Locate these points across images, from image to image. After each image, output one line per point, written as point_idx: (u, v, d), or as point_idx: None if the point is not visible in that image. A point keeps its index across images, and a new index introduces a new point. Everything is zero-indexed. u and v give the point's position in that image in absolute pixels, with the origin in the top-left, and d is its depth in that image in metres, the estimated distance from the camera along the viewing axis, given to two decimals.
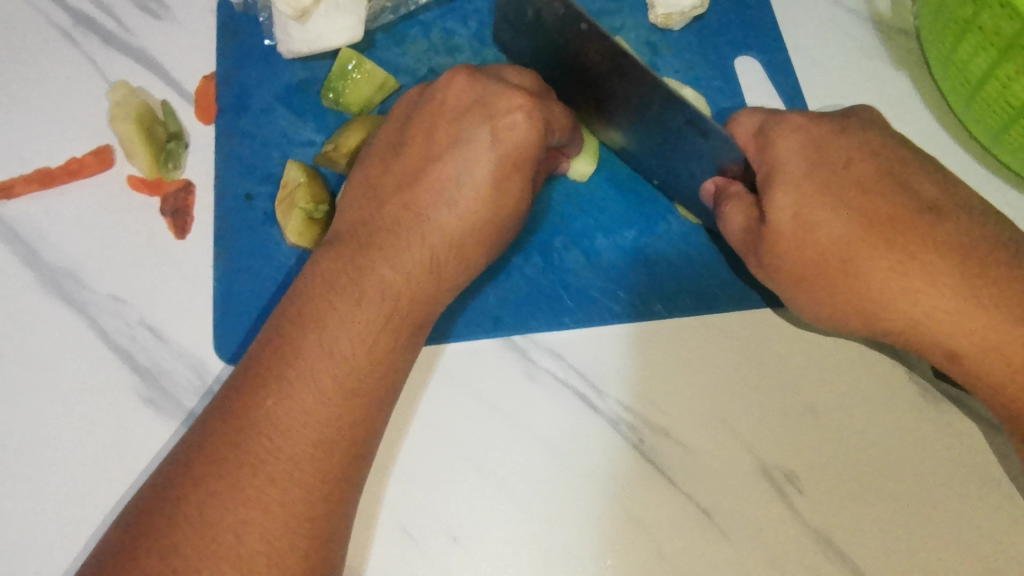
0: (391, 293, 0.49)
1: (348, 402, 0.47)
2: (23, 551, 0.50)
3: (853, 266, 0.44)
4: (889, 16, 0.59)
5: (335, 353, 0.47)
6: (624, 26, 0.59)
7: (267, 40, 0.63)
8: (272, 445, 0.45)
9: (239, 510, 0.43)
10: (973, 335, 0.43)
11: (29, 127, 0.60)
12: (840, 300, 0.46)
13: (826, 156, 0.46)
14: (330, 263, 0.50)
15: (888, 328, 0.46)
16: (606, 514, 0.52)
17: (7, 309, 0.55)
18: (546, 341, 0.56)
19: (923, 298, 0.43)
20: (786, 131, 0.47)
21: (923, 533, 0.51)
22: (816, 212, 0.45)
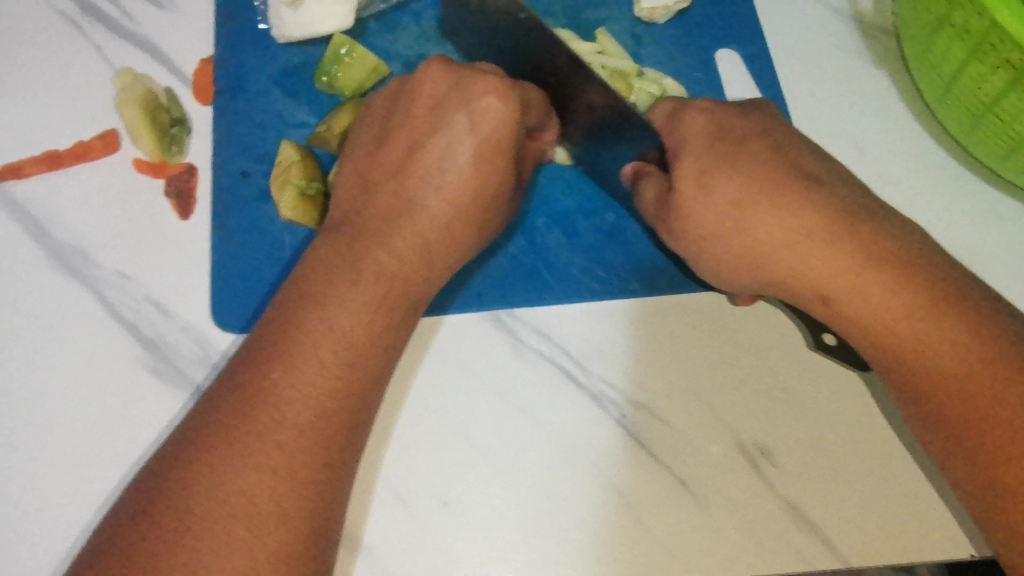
0: (385, 276, 0.49)
1: (345, 374, 0.46)
2: (31, 511, 0.53)
3: (744, 224, 0.49)
4: (869, 16, 0.69)
5: (334, 328, 0.46)
6: (610, 18, 0.68)
7: (262, 25, 0.66)
8: (281, 416, 0.43)
9: (250, 477, 0.42)
10: (877, 296, 0.46)
11: (37, 111, 0.63)
12: (742, 255, 0.50)
13: (725, 134, 0.51)
14: (331, 249, 0.50)
15: (775, 280, 0.50)
16: (591, 484, 0.53)
17: (18, 284, 0.58)
18: (528, 314, 0.57)
19: (805, 254, 0.48)
20: (694, 112, 0.52)
21: (885, 504, 0.53)
22: (714, 177, 0.50)
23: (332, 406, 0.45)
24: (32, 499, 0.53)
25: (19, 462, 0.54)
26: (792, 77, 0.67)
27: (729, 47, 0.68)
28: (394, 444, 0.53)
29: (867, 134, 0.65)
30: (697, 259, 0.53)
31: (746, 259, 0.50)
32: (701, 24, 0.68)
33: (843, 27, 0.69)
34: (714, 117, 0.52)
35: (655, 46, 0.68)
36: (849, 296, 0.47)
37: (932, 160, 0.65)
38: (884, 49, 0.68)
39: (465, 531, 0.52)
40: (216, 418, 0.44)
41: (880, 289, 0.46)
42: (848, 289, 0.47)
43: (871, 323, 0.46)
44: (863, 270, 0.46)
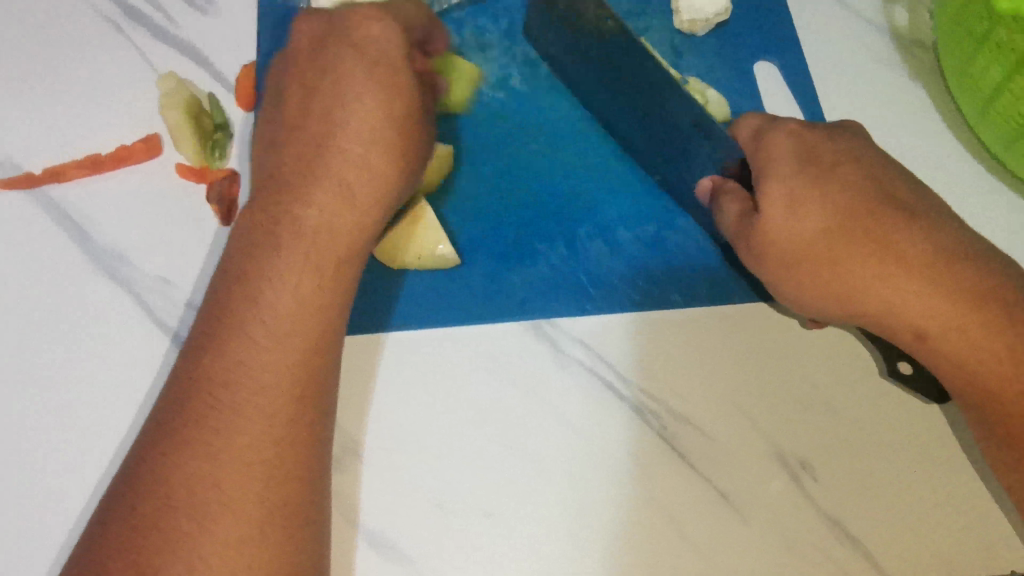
0: (304, 244, 0.48)
1: (288, 349, 0.45)
2: (72, 513, 0.53)
3: (835, 251, 0.48)
4: (907, 30, 0.69)
5: (259, 304, 0.45)
6: (649, 28, 0.68)
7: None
8: (223, 399, 0.43)
9: (209, 471, 0.41)
10: (973, 325, 0.46)
11: (80, 114, 0.63)
12: (823, 285, 0.49)
13: (813, 158, 0.51)
14: (242, 230, 0.49)
15: (863, 309, 0.49)
16: (631, 496, 0.53)
17: (59, 287, 0.59)
18: (568, 325, 0.57)
19: (896, 285, 0.47)
20: (781, 134, 0.53)
21: (926, 520, 0.53)
22: (806, 203, 0.49)
23: (275, 386, 0.44)
24: (74, 501, 0.53)
25: (60, 465, 0.54)
26: (829, 90, 0.67)
27: (767, 59, 0.68)
28: (417, 445, 0.54)
29: (904, 147, 0.66)
30: (773, 280, 0.52)
31: (830, 288, 0.49)
32: (739, 35, 0.69)
33: (880, 40, 0.69)
34: (797, 142, 0.52)
35: (693, 56, 0.68)
36: (932, 321, 0.47)
37: (969, 174, 0.65)
38: (921, 62, 0.68)
39: (506, 540, 0.52)
40: (181, 411, 0.42)
41: (972, 323, 0.46)
42: (941, 322, 0.46)
43: (949, 347, 0.47)
44: (954, 301, 0.46)
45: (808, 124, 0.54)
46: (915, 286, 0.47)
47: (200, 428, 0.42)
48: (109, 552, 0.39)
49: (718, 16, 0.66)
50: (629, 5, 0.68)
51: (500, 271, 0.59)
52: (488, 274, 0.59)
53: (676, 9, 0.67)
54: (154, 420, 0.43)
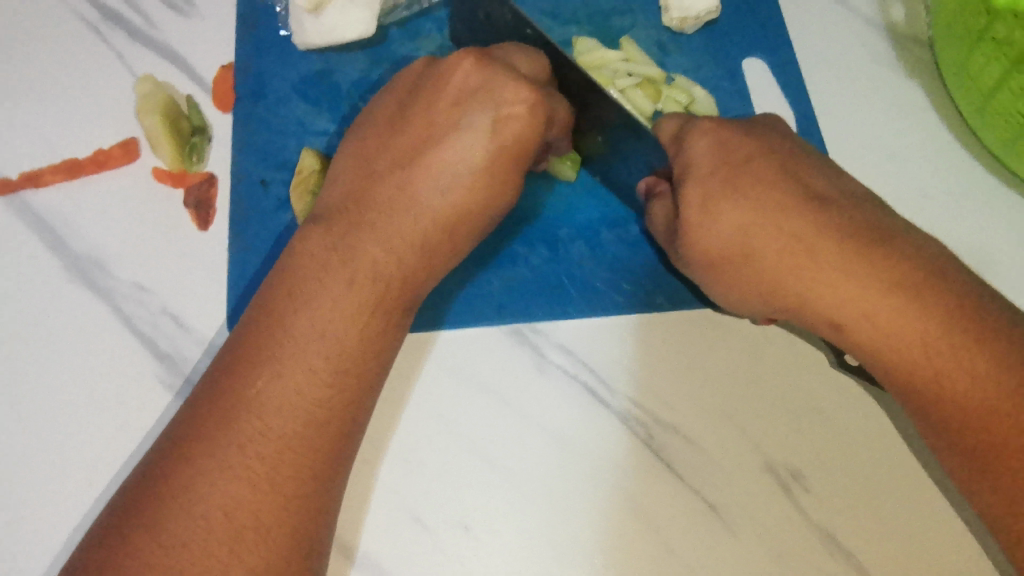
0: (382, 277, 0.47)
1: (340, 383, 0.45)
2: (44, 525, 0.52)
3: (748, 249, 0.48)
4: (903, 25, 0.68)
5: (327, 334, 0.45)
6: (636, 26, 0.67)
7: (282, 32, 0.65)
8: (263, 409, 0.43)
9: (227, 487, 0.41)
10: (894, 326, 0.45)
11: (56, 118, 0.62)
12: (747, 284, 0.49)
13: (727, 153, 0.50)
14: (321, 241, 0.48)
15: (792, 306, 0.48)
16: (615, 508, 0.51)
17: (33, 293, 0.57)
18: (548, 329, 0.56)
19: (817, 282, 0.46)
20: (698, 133, 0.50)
21: (920, 535, 0.51)
22: (719, 204, 0.48)
23: (323, 417, 0.44)
24: (46, 515, 0.52)
25: (32, 477, 0.53)
26: (822, 87, 0.66)
27: (757, 55, 0.67)
28: (392, 451, 0.52)
29: (900, 146, 0.64)
30: (710, 285, 0.51)
31: (761, 287, 0.49)
32: (729, 33, 0.67)
33: (875, 37, 0.67)
34: (721, 134, 0.50)
35: (680, 54, 0.66)
36: (846, 312, 0.46)
37: (968, 175, 0.63)
38: (917, 59, 0.67)
39: (486, 554, 0.50)
40: (192, 424, 0.43)
41: (885, 306, 0.45)
42: (860, 317, 0.46)
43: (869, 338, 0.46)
44: (877, 295, 0.45)
45: (723, 120, 0.52)
46: (830, 278, 0.46)
47: (212, 442, 0.42)
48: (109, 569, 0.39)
49: (709, 15, 0.65)
50: (615, 2, 0.67)
51: (480, 273, 0.58)
52: (467, 278, 0.57)
53: (666, 6, 0.65)
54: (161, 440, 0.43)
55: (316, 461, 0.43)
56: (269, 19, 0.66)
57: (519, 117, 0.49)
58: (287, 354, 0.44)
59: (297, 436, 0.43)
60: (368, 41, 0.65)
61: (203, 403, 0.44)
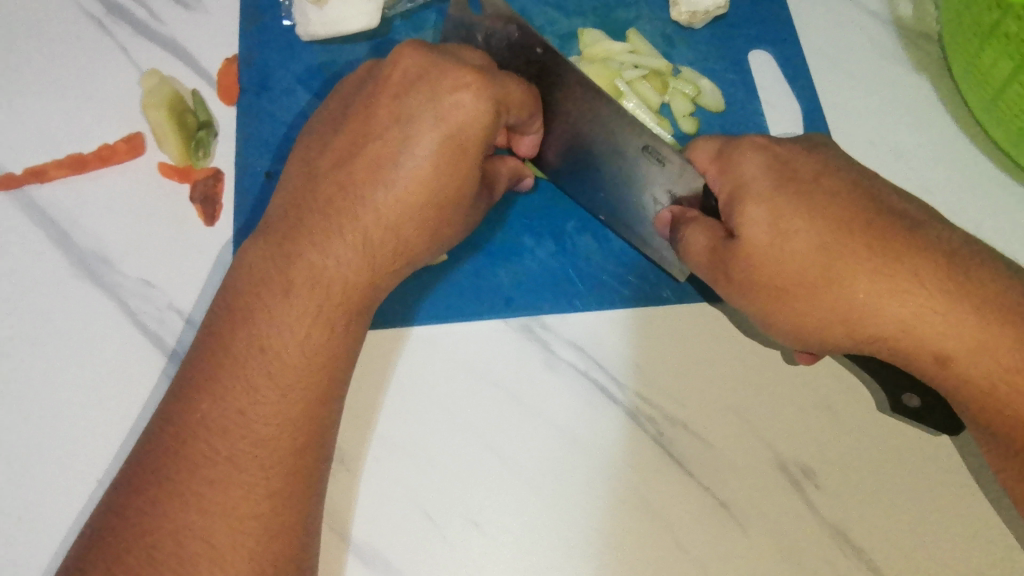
0: (320, 283, 0.47)
1: (287, 400, 0.45)
2: (50, 522, 0.51)
3: (834, 274, 0.45)
4: (911, 20, 0.67)
5: (267, 348, 0.45)
6: (642, 19, 0.66)
7: (285, 21, 0.65)
8: (215, 433, 0.43)
9: (189, 511, 0.41)
10: (1001, 356, 0.42)
11: (60, 113, 0.62)
12: (824, 313, 0.45)
13: (791, 172, 0.47)
14: (263, 253, 0.48)
15: (875, 335, 0.45)
16: (624, 505, 0.51)
17: (38, 289, 0.57)
18: (554, 322, 0.56)
19: (912, 303, 0.43)
20: (749, 151, 0.49)
21: (932, 531, 0.51)
22: (794, 222, 0.45)
23: (273, 435, 0.44)
24: (53, 512, 0.52)
25: (38, 474, 0.52)
26: (829, 82, 0.65)
27: (763, 49, 0.66)
28: (401, 448, 0.52)
29: (908, 141, 0.64)
30: (773, 313, 0.48)
31: (834, 315, 0.45)
32: (736, 28, 0.67)
33: (884, 33, 0.67)
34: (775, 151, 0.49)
35: (686, 47, 0.66)
36: (957, 344, 0.43)
37: (975, 172, 0.63)
38: (925, 55, 0.66)
39: (498, 551, 0.50)
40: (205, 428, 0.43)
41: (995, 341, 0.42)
42: (967, 347, 0.43)
43: (975, 378, 0.43)
44: (977, 319, 0.43)
45: (775, 138, 0.50)
46: (921, 300, 0.43)
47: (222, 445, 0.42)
48: None
49: (719, 10, 0.64)
50: None
51: (486, 266, 0.57)
52: (472, 271, 0.57)
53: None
54: (170, 437, 0.43)
55: (271, 478, 0.43)
56: (272, 10, 0.65)
57: (462, 106, 0.47)
58: (240, 373, 0.44)
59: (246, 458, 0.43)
60: (372, 33, 0.65)
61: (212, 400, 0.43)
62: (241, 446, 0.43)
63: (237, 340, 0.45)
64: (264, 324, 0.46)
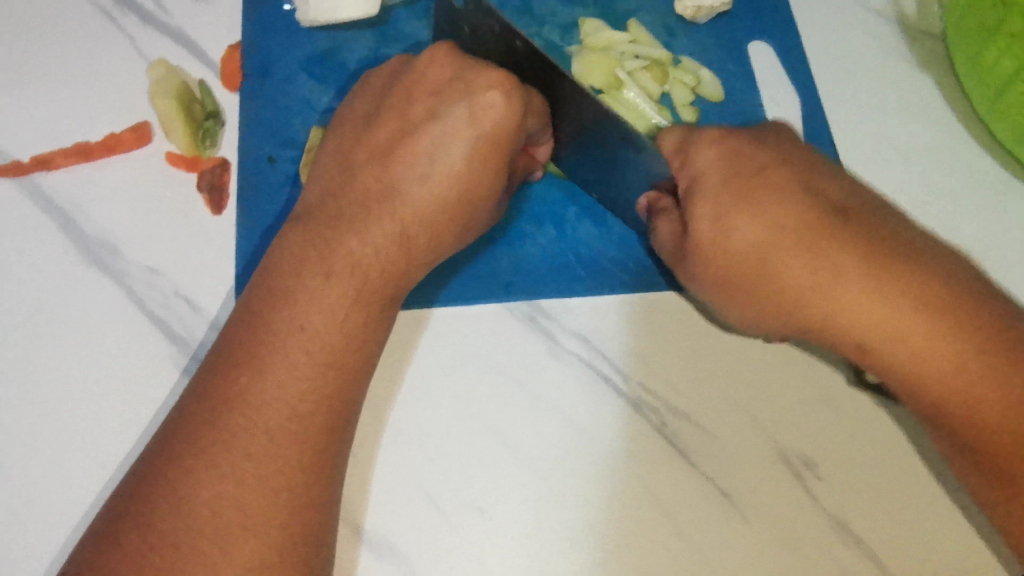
0: (360, 268, 0.48)
1: (323, 375, 0.45)
2: (56, 506, 0.52)
3: (767, 267, 0.47)
4: (914, 19, 0.68)
5: (305, 327, 0.45)
6: (643, 10, 0.67)
7: (286, 7, 0.66)
8: (252, 405, 0.43)
9: (214, 486, 0.41)
10: (941, 355, 0.43)
11: (69, 102, 0.62)
12: (765, 302, 0.48)
13: (741, 164, 0.49)
14: (299, 237, 0.49)
15: (812, 325, 0.47)
16: (627, 493, 0.51)
17: (46, 276, 0.57)
18: (553, 306, 0.56)
19: (840, 299, 0.45)
20: (703, 147, 0.51)
21: (934, 524, 0.52)
22: (733, 217, 0.47)
23: (308, 411, 0.44)
24: (59, 495, 0.52)
25: (45, 458, 0.53)
26: (832, 78, 0.66)
27: (764, 43, 0.67)
28: (405, 436, 0.52)
29: (910, 139, 0.64)
30: (726, 297, 0.50)
31: (776, 305, 0.48)
32: (738, 21, 0.67)
33: (886, 30, 0.68)
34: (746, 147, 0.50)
35: (688, 41, 0.66)
36: (875, 333, 0.45)
37: (978, 168, 0.63)
38: (928, 54, 0.67)
39: (501, 538, 0.50)
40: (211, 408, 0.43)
41: (906, 329, 0.44)
42: (883, 334, 0.44)
43: (891, 357, 0.45)
44: (891, 307, 0.44)
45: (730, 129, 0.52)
46: (845, 295, 0.45)
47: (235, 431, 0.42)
48: (128, 549, 0.39)
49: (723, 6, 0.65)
50: None
51: (486, 251, 0.58)
52: (474, 256, 0.57)
53: None
54: (179, 421, 0.43)
55: (305, 451, 0.43)
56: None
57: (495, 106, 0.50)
58: (274, 349, 0.44)
59: (281, 430, 0.43)
60: (375, 21, 0.65)
61: (222, 382, 0.43)
62: (262, 419, 0.43)
63: (244, 326, 0.46)
64: (274, 310, 0.46)
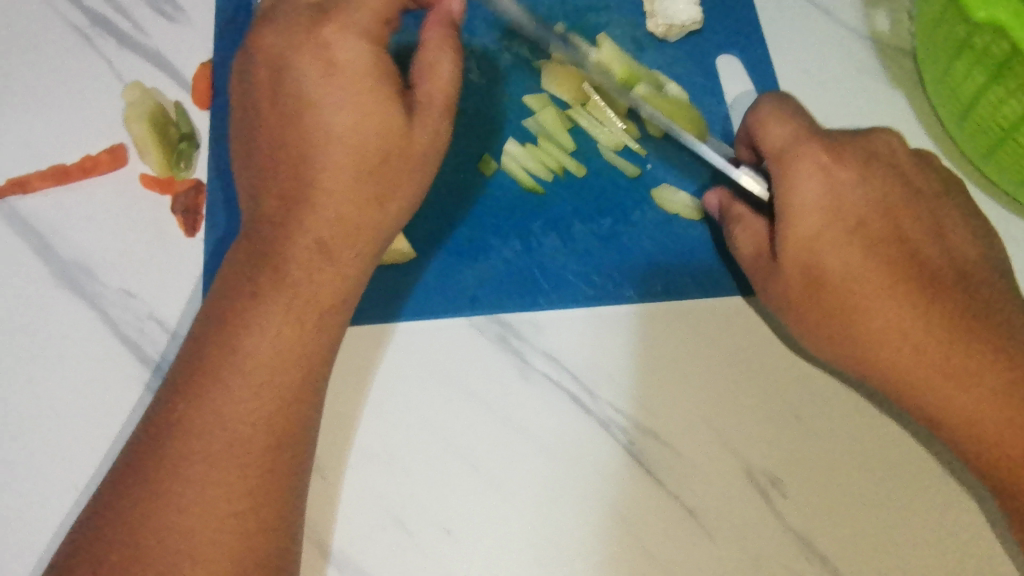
0: (286, 288, 0.47)
1: (260, 397, 0.45)
2: (30, 530, 0.52)
3: (853, 307, 0.48)
4: (887, 35, 0.68)
5: (238, 351, 0.46)
6: (611, 24, 0.67)
7: (256, 21, 0.66)
8: (198, 439, 0.44)
9: (171, 516, 0.42)
10: (985, 395, 0.47)
11: (45, 125, 0.63)
12: (826, 335, 0.50)
13: (844, 202, 0.49)
14: (237, 262, 0.48)
15: (863, 356, 0.49)
16: (597, 514, 0.52)
17: (22, 299, 0.58)
18: (518, 321, 0.57)
19: (899, 337, 0.48)
20: (808, 174, 0.49)
21: (901, 543, 0.52)
22: (826, 253, 0.49)
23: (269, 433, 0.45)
24: (32, 519, 0.52)
25: (18, 482, 0.53)
26: (801, 93, 0.66)
27: (733, 56, 0.67)
28: (373, 456, 0.52)
29: None
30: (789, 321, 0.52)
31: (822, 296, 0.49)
32: (709, 36, 0.68)
33: (858, 45, 0.68)
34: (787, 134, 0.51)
35: (657, 54, 0.67)
36: (927, 372, 0.48)
37: None
38: (900, 70, 0.67)
39: (471, 558, 0.51)
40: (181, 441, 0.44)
41: (949, 369, 0.47)
42: (937, 374, 0.47)
43: (960, 407, 0.47)
44: (939, 349, 0.47)
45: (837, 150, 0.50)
46: (899, 333, 0.48)
47: (177, 466, 0.43)
48: None
49: (693, 24, 0.65)
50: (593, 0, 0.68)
51: (453, 267, 0.58)
52: (441, 271, 0.58)
53: (651, 12, 0.66)
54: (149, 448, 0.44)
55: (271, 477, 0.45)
56: (247, 11, 0.66)
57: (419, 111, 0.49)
58: (209, 377, 0.45)
59: (223, 455, 0.44)
60: None
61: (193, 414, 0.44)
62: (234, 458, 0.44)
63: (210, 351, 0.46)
64: (232, 337, 0.46)
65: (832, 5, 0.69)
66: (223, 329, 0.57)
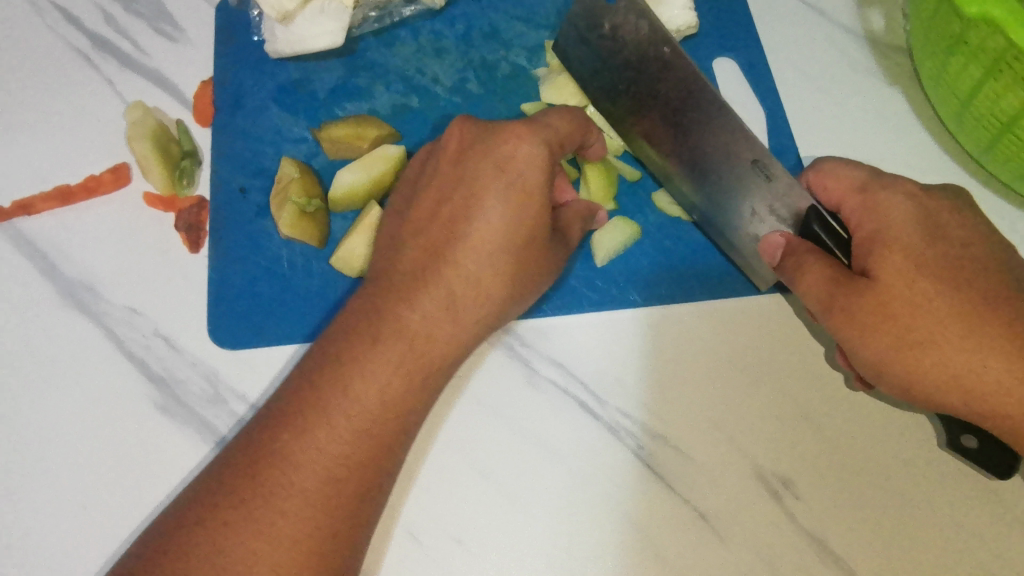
0: (405, 333, 0.48)
1: (361, 440, 0.46)
2: (40, 549, 0.52)
3: (916, 301, 0.46)
4: (882, 33, 0.69)
5: (349, 390, 0.46)
6: None
7: (255, 38, 0.66)
8: (293, 479, 0.44)
9: (251, 542, 0.43)
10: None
11: (49, 147, 0.63)
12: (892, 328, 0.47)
13: (929, 216, 0.49)
14: (363, 298, 0.50)
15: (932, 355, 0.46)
16: (610, 521, 0.52)
17: (28, 320, 0.58)
18: (524, 328, 0.56)
19: (967, 340, 0.46)
20: (896, 189, 0.50)
21: (915, 540, 0.52)
22: (890, 249, 0.47)
23: (342, 473, 0.45)
24: (41, 539, 0.52)
25: (27, 502, 0.53)
26: (798, 93, 0.67)
27: (729, 57, 0.67)
28: None
29: (878, 151, 0.65)
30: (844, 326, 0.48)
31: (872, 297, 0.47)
32: (705, 39, 0.68)
33: (855, 44, 0.68)
34: (863, 176, 0.51)
35: None
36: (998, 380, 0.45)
37: (952, 177, 0.63)
38: (897, 66, 0.67)
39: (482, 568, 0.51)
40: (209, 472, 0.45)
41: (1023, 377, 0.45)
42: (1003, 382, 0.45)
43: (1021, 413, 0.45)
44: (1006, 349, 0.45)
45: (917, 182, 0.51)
46: (974, 334, 0.46)
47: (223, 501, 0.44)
48: None
49: (689, 30, 0.66)
50: None
51: None
52: None
53: None
54: None
55: (333, 515, 0.44)
56: (245, 28, 0.67)
57: (530, 169, 0.49)
58: (321, 410, 0.46)
59: (317, 490, 0.44)
60: (343, 51, 0.66)
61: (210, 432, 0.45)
62: (266, 479, 0.44)
63: None
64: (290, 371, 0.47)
65: (826, 5, 0.70)
66: (226, 344, 0.57)
